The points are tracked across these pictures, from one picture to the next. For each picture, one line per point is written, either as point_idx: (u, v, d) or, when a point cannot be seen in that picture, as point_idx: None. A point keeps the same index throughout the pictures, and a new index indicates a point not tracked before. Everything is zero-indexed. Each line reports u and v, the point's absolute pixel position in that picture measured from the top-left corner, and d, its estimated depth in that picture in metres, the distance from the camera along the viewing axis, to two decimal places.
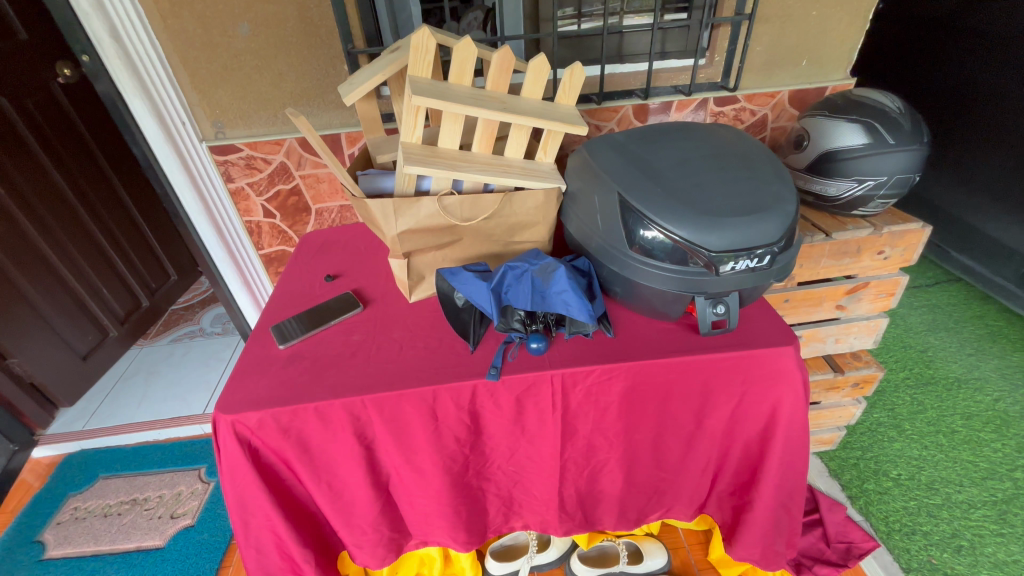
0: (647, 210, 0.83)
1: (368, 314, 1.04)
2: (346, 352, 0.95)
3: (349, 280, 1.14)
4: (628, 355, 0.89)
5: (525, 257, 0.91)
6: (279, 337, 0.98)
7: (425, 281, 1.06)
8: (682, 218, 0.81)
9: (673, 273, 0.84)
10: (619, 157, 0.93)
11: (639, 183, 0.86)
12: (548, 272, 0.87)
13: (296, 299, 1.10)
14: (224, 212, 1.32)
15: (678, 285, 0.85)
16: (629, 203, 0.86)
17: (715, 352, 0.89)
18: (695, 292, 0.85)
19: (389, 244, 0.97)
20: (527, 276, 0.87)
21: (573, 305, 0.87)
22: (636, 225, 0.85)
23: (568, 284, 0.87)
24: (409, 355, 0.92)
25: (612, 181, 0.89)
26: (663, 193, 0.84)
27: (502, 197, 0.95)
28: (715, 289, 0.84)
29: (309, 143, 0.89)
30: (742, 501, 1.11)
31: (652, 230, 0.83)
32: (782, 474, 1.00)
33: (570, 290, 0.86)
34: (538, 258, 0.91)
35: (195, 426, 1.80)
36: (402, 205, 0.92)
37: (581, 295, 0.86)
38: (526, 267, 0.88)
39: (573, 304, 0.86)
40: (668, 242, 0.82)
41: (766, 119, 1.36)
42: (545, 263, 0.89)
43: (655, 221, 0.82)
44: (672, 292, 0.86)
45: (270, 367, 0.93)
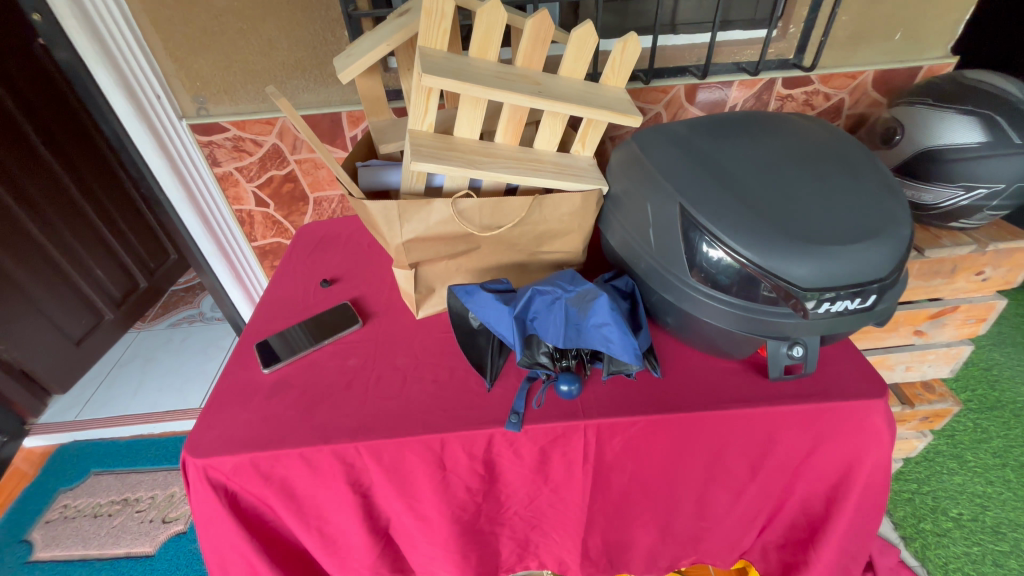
0: (716, 228, 0.65)
1: (369, 332, 0.89)
2: (341, 381, 0.80)
3: (348, 288, 0.99)
4: (681, 403, 0.73)
5: (556, 278, 0.74)
6: (264, 359, 0.84)
7: (435, 295, 0.90)
8: (763, 241, 0.62)
9: (744, 308, 0.67)
10: (679, 156, 0.74)
11: (705, 191, 0.68)
12: (586, 300, 0.70)
13: (286, 309, 0.96)
14: (212, 200, 1.16)
15: (748, 323, 0.68)
16: (693, 217, 0.68)
17: (786, 404, 0.72)
18: (770, 334, 0.67)
19: (394, 254, 0.81)
20: (558, 305, 0.70)
21: (615, 343, 0.70)
22: (700, 246, 0.68)
23: (610, 316, 0.69)
24: (413, 390, 0.78)
25: (670, 187, 0.71)
26: (738, 207, 0.65)
27: (531, 200, 0.77)
28: (798, 333, 0.67)
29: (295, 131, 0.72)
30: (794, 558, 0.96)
31: (721, 254, 0.65)
32: (850, 538, 0.85)
33: (612, 324, 0.69)
34: (572, 279, 0.73)
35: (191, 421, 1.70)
36: (408, 208, 0.76)
37: (625, 331, 0.69)
38: (558, 294, 0.71)
39: (616, 341, 0.70)
40: (742, 270, 0.64)
41: (842, 105, 1.14)
42: (582, 287, 0.71)
43: (726, 242, 0.65)
44: (740, 331, 0.69)
45: (252, 396, 0.79)
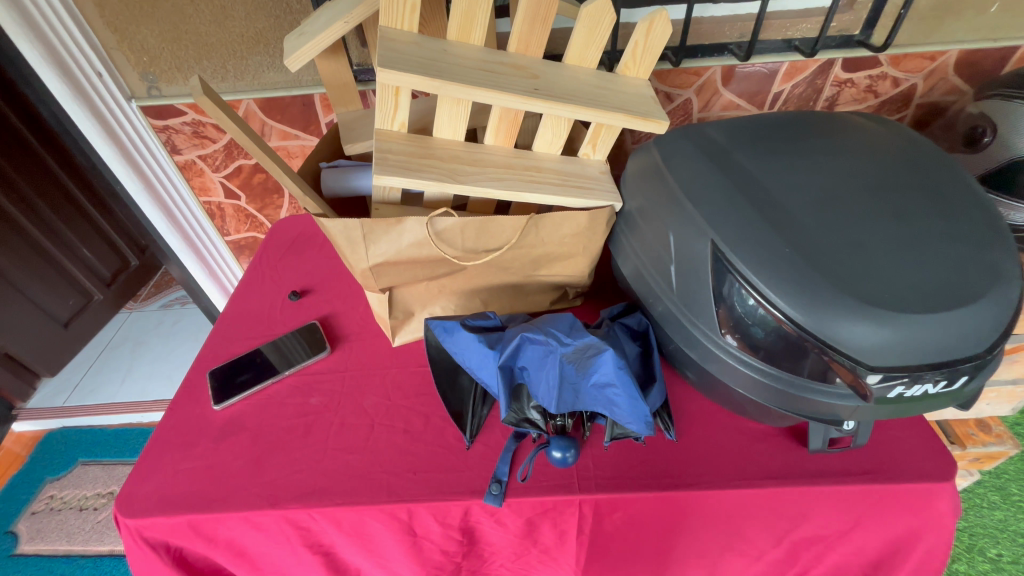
0: (759, 280, 0.50)
1: (337, 361, 0.77)
2: (299, 425, 0.69)
3: (320, 302, 0.87)
4: (696, 478, 0.60)
5: (552, 321, 0.60)
6: (215, 392, 0.74)
7: (414, 319, 0.77)
8: (822, 302, 0.48)
9: (786, 379, 0.53)
10: (713, 175, 0.58)
11: (747, 228, 0.53)
12: (587, 355, 0.56)
13: (248, 327, 0.85)
14: (175, 192, 1.04)
15: (790, 397, 0.54)
16: (728, 260, 0.53)
17: (828, 485, 0.59)
18: (818, 411, 0.53)
19: (361, 279, 0.68)
20: (553, 360, 0.57)
21: (623, 408, 0.57)
22: (735, 298, 0.53)
23: (616, 376, 0.56)
24: (380, 442, 0.66)
25: (700, 218, 0.56)
26: (788, 253, 0.50)
27: (525, 220, 0.63)
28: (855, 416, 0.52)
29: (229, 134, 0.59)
30: None
31: (762, 313, 0.51)
32: None
33: (620, 386, 0.56)
34: (572, 324, 0.59)
35: None
36: (374, 228, 0.62)
37: (635, 395, 0.56)
38: (553, 346, 0.57)
39: (623, 406, 0.57)
40: (790, 337, 0.50)
41: (913, 92, 0.95)
42: (583, 337, 0.58)
43: (771, 300, 0.50)
44: (778, 403, 0.55)
45: (197, 439, 0.69)
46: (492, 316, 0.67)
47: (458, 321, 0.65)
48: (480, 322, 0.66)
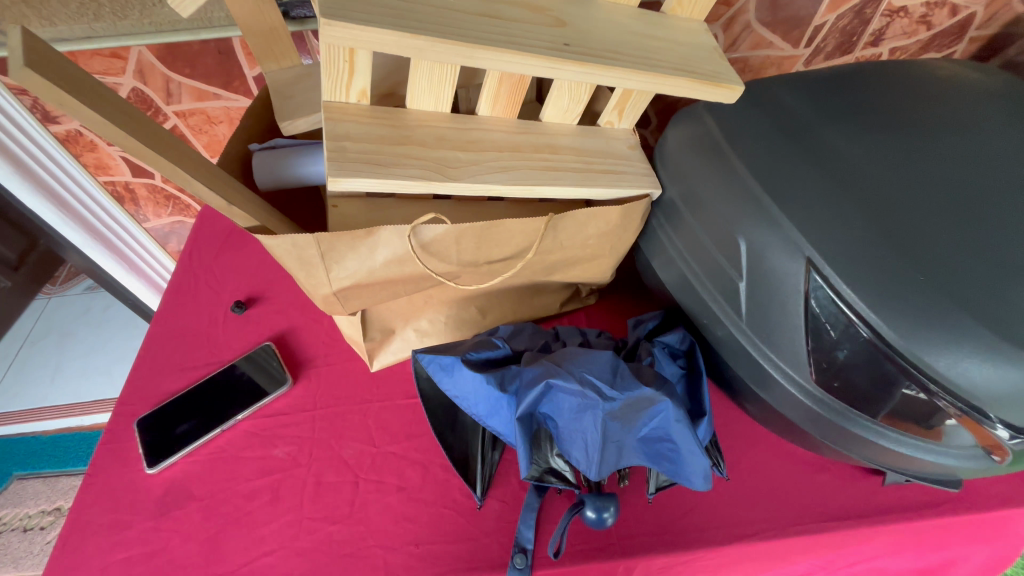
0: (888, 325, 0.37)
1: (302, 396, 0.62)
2: (262, 489, 0.55)
3: (273, 315, 0.70)
4: (753, 526, 0.51)
5: (584, 361, 0.47)
6: (147, 451, 0.58)
7: (396, 338, 0.61)
8: (981, 354, 0.35)
9: (890, 434, 0.42)
10: (800, 165, 0.43)
11: (864, 249, 0.38)
12: (637, 408, 0.44)
13: (182, 353, 0.67)
14: (61, 172, 0.80)
15: (892, 453, 0.43)
16: (840, 296, 0.38)
17: (900, 523, 0.51)
18: (922, 469, 0.44)
19: (322, 306, 0.52)
20: (593, 417, 0.44)
21: (679, 463, 0.46)
22: (842, 342, 0.40)
23: (674, 430, 0.45)
24: (368, 506, 0.54)
25: (793, 231, 0.40)
26: (926, 286, 0.37)
27: (541, 223, 0.47)
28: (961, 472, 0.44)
29: (92, 130, 0.38)
30: None
31: (883, 364, 0.38)
32: None
33: (676, 441, 0.45)
34: (610, 364, 0.47)
35: None
36: (335, 243, 0.45)
37: (696, 451, 0.45)
38: (593, 399, 0.44)
39: (679, 461, 0.46)
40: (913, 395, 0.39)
41: (970, 21, 0.80)
42: (628, 384, 0.45)
43: (903, 351, 0.37)
44: (871, 456, 0.45)
45: (131, 518, 0.54)
46: (496, 347, 0.53)
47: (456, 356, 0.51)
48: (483, 354, 0.52)
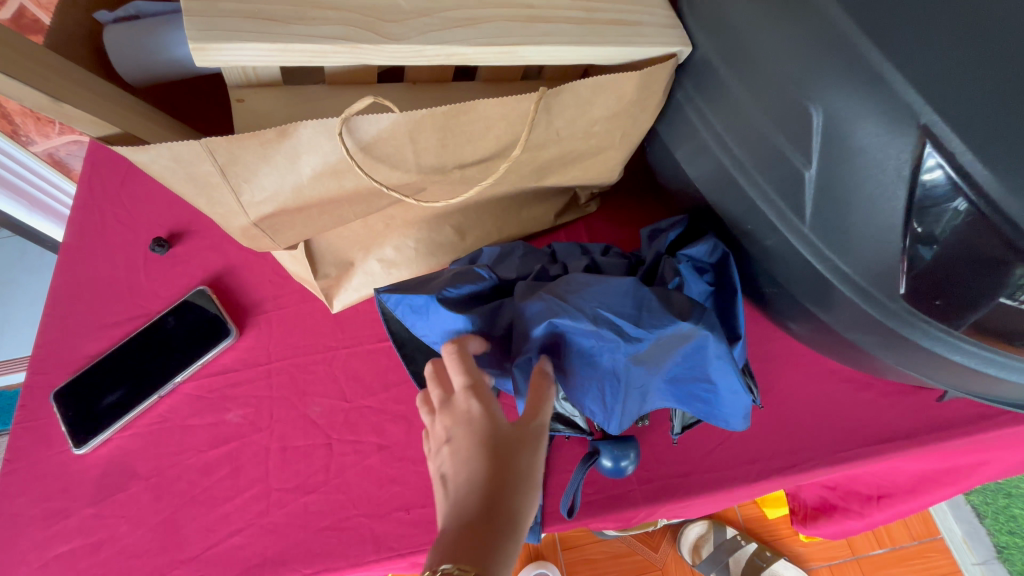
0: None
1: (252, 348, 0.51)
2: (218, 460, 0.47)
3: (205, 251, 0.57)
4: (790, 456, 0.45)
5: (596, 292, 0.36)
6: (70, 428, 0.48)
7: (357, 273, 0.49)
8: None
9: (988, 357, 0.32)
10: None
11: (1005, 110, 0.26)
12: (670, 344, 0.36)
13: (98, 308, 0.55)
14: None
15: (983, 379, 0.34)
16: (967, 180, 0.27)
17: (954, 439, 0.45)
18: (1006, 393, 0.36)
19: (245, 241, 0.39)
20: (612, 360, 0.36)
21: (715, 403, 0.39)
22: (953, 245, 0.29)
23: (714, 366, 0.37)
24: (346, 469, 0.46)
25: (902, 87, 0.27)
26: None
27: (526, 103, 0.34)
28: None
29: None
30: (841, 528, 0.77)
31: (1012, 272, 0.27)
32: (925, 503, 0.68)
33: (713, 379, 0.37)
34: (632, 293, 0.37)
35: None
36: (235, 151, 0.32)
37: (736, 388, 0.38)
38: (612, 339, 0.35)
39: (716, 400, 0.39)
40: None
41: None
42: (657, 317, 0.36)
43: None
44: (948, 380, 0.36)
45: (67, 506, 0.46)
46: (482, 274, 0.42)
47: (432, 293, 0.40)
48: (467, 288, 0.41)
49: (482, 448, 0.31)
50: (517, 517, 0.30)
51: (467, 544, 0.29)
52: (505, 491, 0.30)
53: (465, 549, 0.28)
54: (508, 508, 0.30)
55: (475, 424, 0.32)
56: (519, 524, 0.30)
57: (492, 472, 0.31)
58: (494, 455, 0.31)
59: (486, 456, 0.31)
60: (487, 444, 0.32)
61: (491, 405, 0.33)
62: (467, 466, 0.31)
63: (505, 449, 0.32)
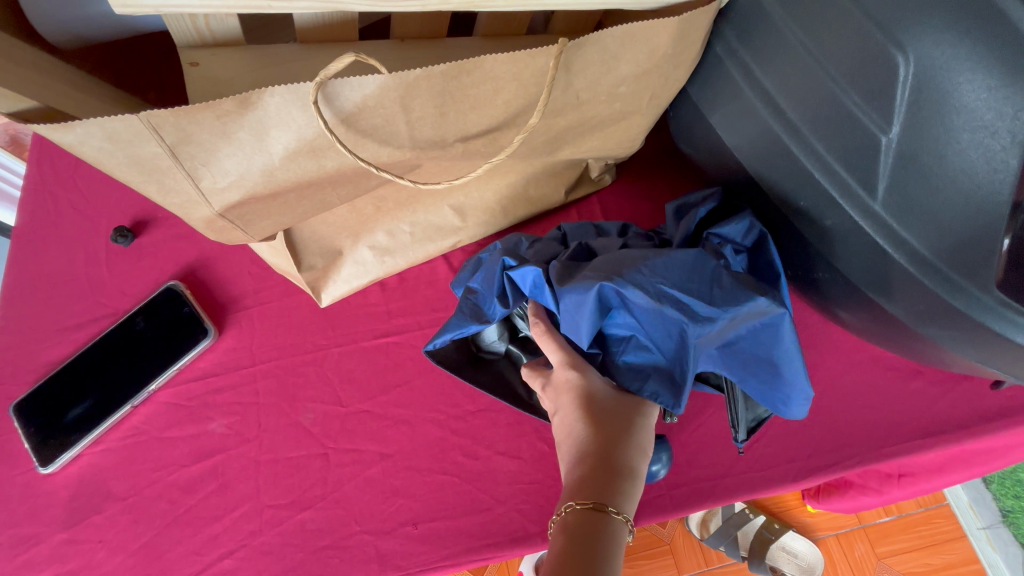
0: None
1: (233, 350, 0.46)
2: (202, 476, 0.42)
3: (173, 240, 0.51)
4: (831, 454, 0.41)
5: (658, 266, 0.33)
6: (34, 445, 0.43)
7: (346, 262, 0.44)
8: None
9: None
10: None
11: None
12: (740, 324, 0.33)
13: (58, 309, 0.49)
14: None
15: None
16: None
17: (1010, 429, 0.42)
18: None
19: (212, 234, 0.34)
20: (676, 341, 0.33)
21: (787, 388, 0.35)
22: None
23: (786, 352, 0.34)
24: (344, 480, 0.41)
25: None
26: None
27: (544, 56, 0.28)
28: None
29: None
30: (849, 504, 0.73)
31: None
32: (946, 481, 0.65)
33: (783, 362, 0.34)
34: (697, 265, 0.34)
35: None
36: (186, 127, 0.26)
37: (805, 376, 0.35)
38: (677, 317, 0.32)
39: (783, 392, 0.35)
40: None
41: None
42: (729, 294, 0.33)
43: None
44: None
45: (38, 532, 0.41)
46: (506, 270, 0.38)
47: (494, 297, 0.39)
48: (500, 283, 0.38)
49: (587, 414, 0.34)
50: (631, 463, 0.33)
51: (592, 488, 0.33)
52: (609, 441, 0.33)
53: (581, 490, 0.32)
54: (616, 455, 0.33)
55: (578, 394, 0.35)
56: (629, 468, 0.33)
57: (599, 430, 0.34)
58: (599, 410, 0.34)
59: (591, 414, 0.34)
60: (590, 409, 0.34)
61: (588, 372, 0.35)
62: (573, 428, 0.34)
63: (608, 412, 0.34)
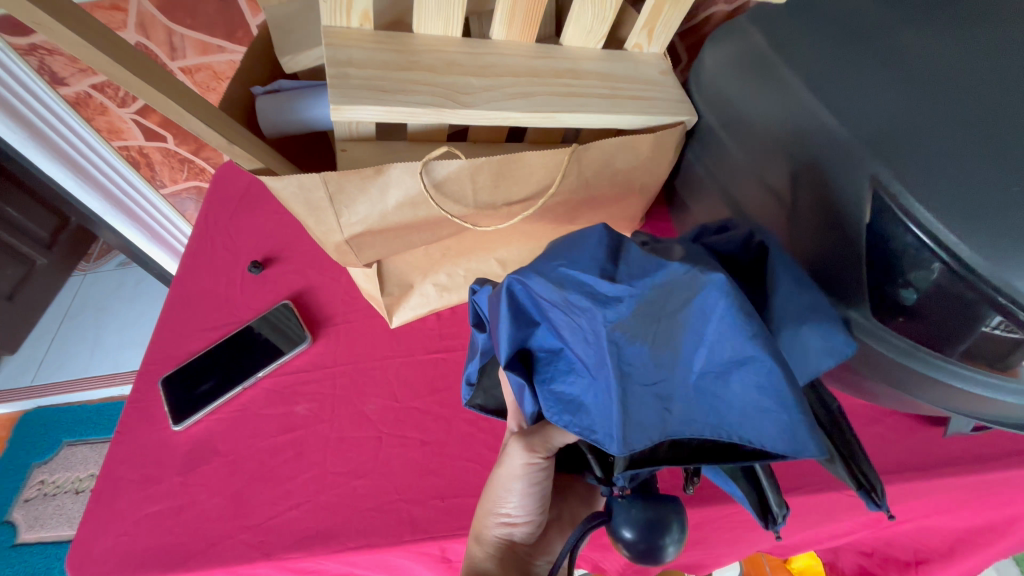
0: (988, 262, 0.30)
1: (322, 353, 0.61)
2: (285, 445, 0.55)
3: (288, 273, 0.68)
4: (799, 480, 0.48)
5: (563, 255, 0.36)
6: (172, 408, 0.58)
7: (415, 294, 0.58)
8: None
9: (967, 375, 0.37)
10: (871, 64, 0.37)
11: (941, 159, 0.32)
12: (656, 301, 0.34)
13: (201, 314, 0.66)
14: (72, 133, 0.85)
15: (966, 397, 0.38)
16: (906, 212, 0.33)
17: (967, 476, 0.47)
18: (998, 415, 0.39)
19: (336, 257, 0.50)
20: (594, 331, 0.34)
21: (750, 378, 0.34)
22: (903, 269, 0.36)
23: (722, 329, 0.33)
24: (391, 458, 0.52)
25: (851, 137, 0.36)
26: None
27: (563, 153, 0.44)
28: None
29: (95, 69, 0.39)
30: None
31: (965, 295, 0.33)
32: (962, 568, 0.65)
33: (725, 359, 0.34)
34: (604, 245, 0.37)
35: None
36: (343, 183, 0.43)
37: (759, 360, 0.33)
38: (583, 303, 0.34)
39: (748, 393, 0.34)
40: (974, 308, 0.33)
41: None
42: (636, 271, 0.34)
43: (991, 285, 0.31)
44: (942, 402, 0.40)
45: (159, 474, 0.54)
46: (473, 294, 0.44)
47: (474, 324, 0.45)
48: (473, 311, 0.45)
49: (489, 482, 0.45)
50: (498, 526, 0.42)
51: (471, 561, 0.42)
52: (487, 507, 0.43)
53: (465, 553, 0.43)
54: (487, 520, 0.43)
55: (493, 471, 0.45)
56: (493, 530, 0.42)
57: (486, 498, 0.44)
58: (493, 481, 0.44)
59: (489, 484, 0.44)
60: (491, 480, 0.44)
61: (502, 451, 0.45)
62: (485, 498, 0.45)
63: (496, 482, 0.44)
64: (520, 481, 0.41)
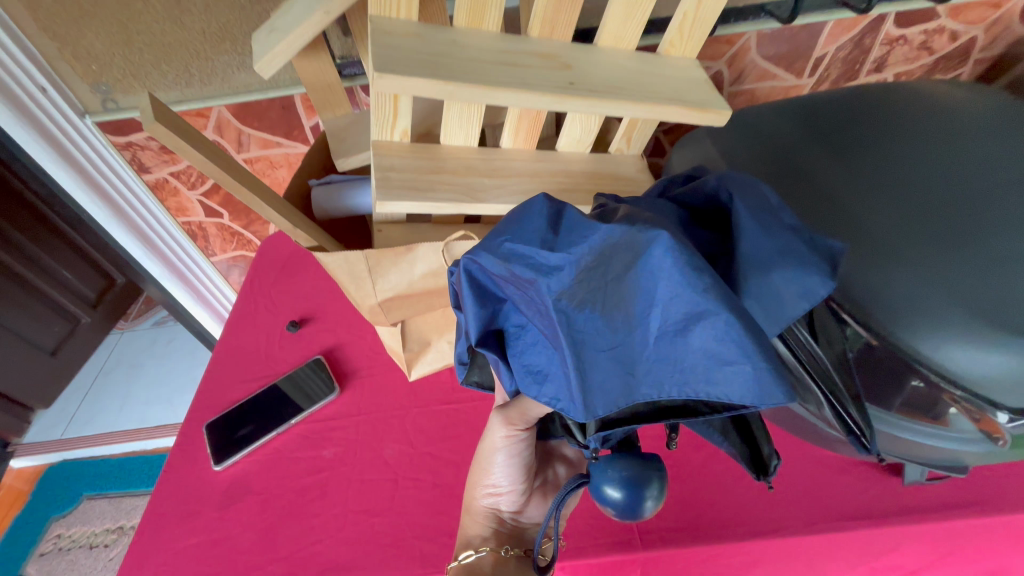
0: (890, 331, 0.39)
1: (348, 403, 0.69)
2: (312, 485, 0.61)
3: (322, 331, 0.78)
4: (774, 523, 0.53)
5: (512, 231, 0.39)
6: (214, 450, 0.65)
7: (432, 351, 0.66)
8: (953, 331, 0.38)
9: (903, 424, 0.44)
10: (792, 183, 0.49)
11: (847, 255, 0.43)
12: (599, 263, 0.35)
13: (243, 368, 0.75)
14: (147, 212, 0.97)
15: (906, 442, 0.46)
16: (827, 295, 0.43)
17: (928, 523, 0.51)
18: (935, 456, 0.47)
19: (369, 317, 0.59)
20: (542, 300, 0.36)
21: (704, 337, 0.34)
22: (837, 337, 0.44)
23: (667, 286, 0.34)
24: (406, 498, 0.59)
25: None
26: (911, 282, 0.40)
27: None
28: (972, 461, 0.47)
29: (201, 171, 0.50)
30: None
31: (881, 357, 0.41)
32: None
33: (676, 317, 0.34)
34: (551, 218, 0.39)
35: (165, 439, 1.53)
36: (380, 259, 0.53)
37: (707, 313, 0.33)
38: (527, 275, 0.36)
39: (706, 350, 0.34)
40: (894, 369, 0.41)
41: (971, 45, 0.89)
42: (575, 239, 0.36)
43: (903, 350, 0.39)
44: (889, 448, 0.48)
45: (199, 510, 0.61)
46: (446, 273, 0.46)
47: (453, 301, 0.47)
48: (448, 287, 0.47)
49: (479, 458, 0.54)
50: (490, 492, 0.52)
51: (475, 524, 0.52)
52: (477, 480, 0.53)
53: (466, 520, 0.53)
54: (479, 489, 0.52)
55: None
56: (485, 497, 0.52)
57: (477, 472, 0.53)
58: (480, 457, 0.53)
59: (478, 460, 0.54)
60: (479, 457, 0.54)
61: None
62: None
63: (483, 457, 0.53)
64: (502, 451, 0.50)
